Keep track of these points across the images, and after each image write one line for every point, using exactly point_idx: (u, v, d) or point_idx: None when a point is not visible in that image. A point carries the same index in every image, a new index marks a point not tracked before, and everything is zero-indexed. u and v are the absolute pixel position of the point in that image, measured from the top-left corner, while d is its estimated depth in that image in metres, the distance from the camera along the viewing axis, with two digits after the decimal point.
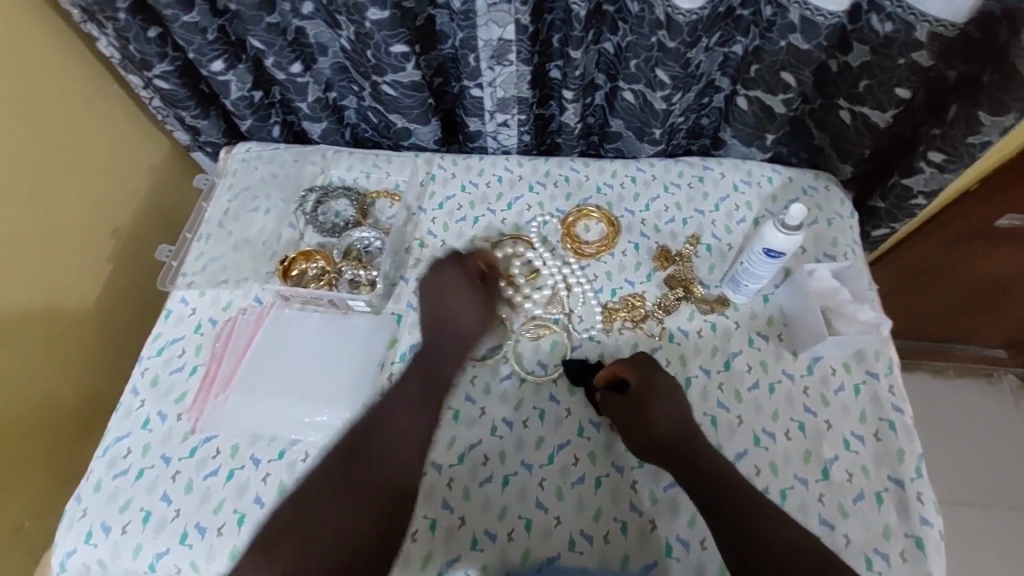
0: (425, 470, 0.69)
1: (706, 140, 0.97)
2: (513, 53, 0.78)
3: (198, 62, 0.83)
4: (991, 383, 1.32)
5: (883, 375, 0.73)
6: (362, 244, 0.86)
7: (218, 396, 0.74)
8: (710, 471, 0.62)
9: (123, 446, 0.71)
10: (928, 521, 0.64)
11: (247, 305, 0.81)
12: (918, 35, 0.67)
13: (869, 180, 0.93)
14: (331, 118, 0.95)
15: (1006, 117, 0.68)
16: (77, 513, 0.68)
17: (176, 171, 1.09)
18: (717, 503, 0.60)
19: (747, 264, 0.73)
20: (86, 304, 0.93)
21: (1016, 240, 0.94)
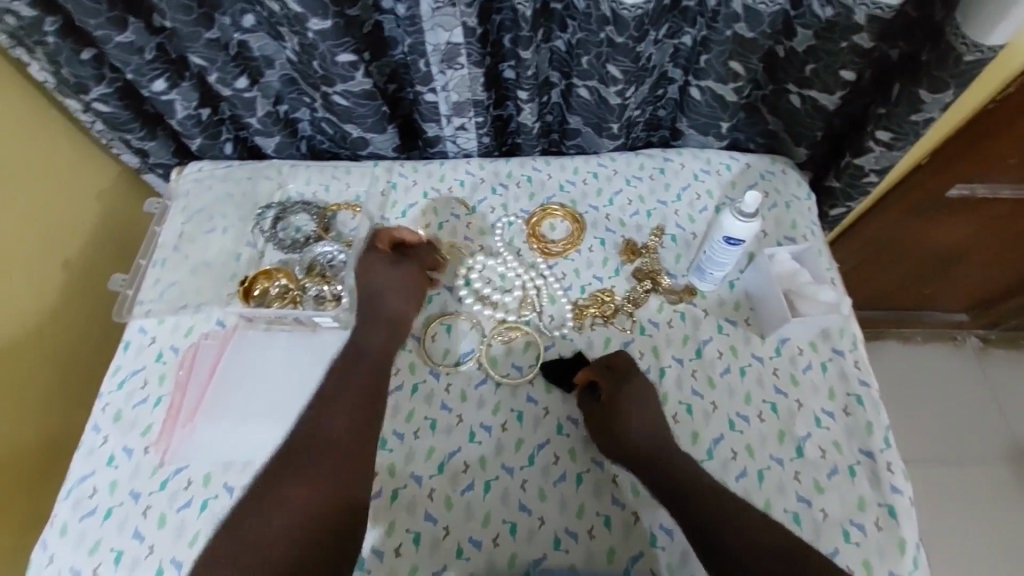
0: (405, 483, 0.68)
1: (665, 131, 0.98)
2: (464, 56, 0.77)
3: (138, 83, 0.80)
4: (955, 345, 1.37)
5: (849, 351, 0.74)
6: (325, 258, 0.83)
7: (185, 425, 0.72)
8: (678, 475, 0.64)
9: (88, 486, 0.69)
10: (898, 489, 0.66)
11: (210, 329, 0.79)
12: (857, 18, 0.68)
13: (824, 161, 0.95)
14: (284, 131, 0.93)
15: (946, 94, 0.70)
16: (43, 560, 0.65)
17: (125, 194, 1.06)
18: (691, 508, 0.61)
19: (709, 252, 0.74)
20: (39, 340, 0.89)
21: (964, 211, 0.97)
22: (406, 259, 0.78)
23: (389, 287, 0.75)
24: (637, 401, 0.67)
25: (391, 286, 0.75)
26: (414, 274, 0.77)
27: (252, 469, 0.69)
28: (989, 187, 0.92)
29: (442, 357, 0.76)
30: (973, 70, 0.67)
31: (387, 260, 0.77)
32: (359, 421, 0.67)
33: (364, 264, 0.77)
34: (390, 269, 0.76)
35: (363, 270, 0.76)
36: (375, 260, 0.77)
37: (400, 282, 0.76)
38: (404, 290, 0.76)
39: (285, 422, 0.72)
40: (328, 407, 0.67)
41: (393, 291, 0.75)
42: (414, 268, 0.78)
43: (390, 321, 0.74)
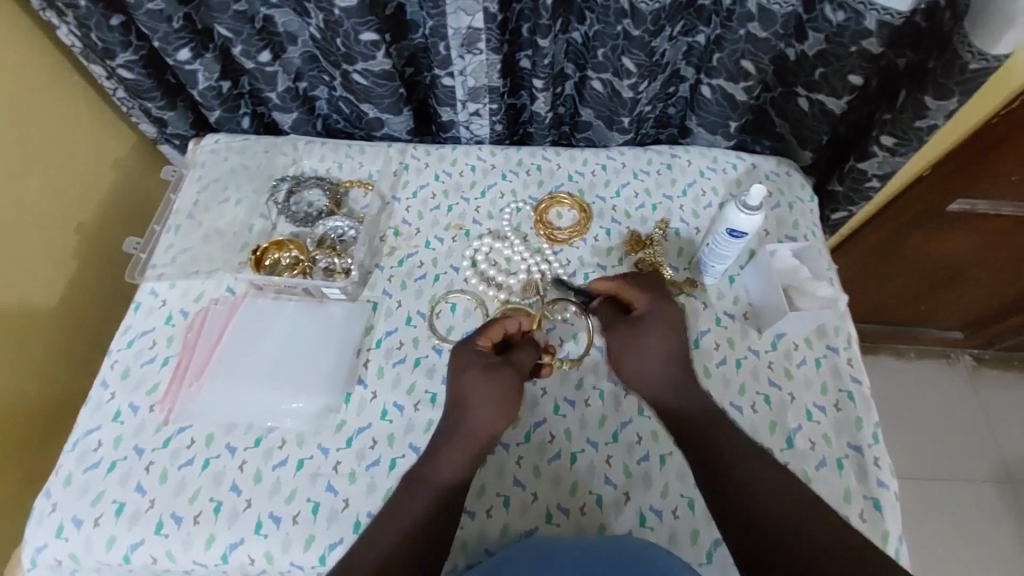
0: (403, 453, 0.70)
1: (674, 129, 1.01)
2: (483, 42, 0.79)
3: (164, 51, 0.82)
4: (949, 362, 1.39)
5: (843, 349, 0.76)
6: (336, 233, 0.86)
7: (191, 386, 0.73)
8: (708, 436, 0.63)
9: (93, 439, 0.70)
10: (884, 484, 0.68)
11: (220, 295, 0.81)
12: (868, 23, 0.70)
13: (829, 166, 0.97)
14: (302, 108, 0.95)
15: (950, 102, 0.72)
16: (46, 508, 0.67)
17: (142, 164, 1.08)
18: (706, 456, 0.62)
19: (712, 244, 0.75)
20: (49, 299, 0.91)
21: (963, 228, 0.99)
22: (504, 369, 0.66)
23: (476, 397, 0.65)
24: (660, 326, 0.69)
25: (479, 396, 0.65)
26: (508, 392, 0.65)
27: (254, 432, 0.71)
28: (989, 202, 0.93)
29: (445, 333, 0.78)
30: (977, 78, 0.69)
31: (481, 360, 0.67)
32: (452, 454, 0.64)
33: (457, 359, 0.68)
34: (481, 376, 0.65)
35: (455, 367, 0.67)
36: (471, 360, 0.67)
37: (490, 393, 0.65)
38: (498, 413, 0.64)
39: (289, 388, 0.73)
40: (410, 511, 0.61)
41: (479, 410, 0.64)
42: (511, 382, 0.66)
43: (472, 442, 0.64)
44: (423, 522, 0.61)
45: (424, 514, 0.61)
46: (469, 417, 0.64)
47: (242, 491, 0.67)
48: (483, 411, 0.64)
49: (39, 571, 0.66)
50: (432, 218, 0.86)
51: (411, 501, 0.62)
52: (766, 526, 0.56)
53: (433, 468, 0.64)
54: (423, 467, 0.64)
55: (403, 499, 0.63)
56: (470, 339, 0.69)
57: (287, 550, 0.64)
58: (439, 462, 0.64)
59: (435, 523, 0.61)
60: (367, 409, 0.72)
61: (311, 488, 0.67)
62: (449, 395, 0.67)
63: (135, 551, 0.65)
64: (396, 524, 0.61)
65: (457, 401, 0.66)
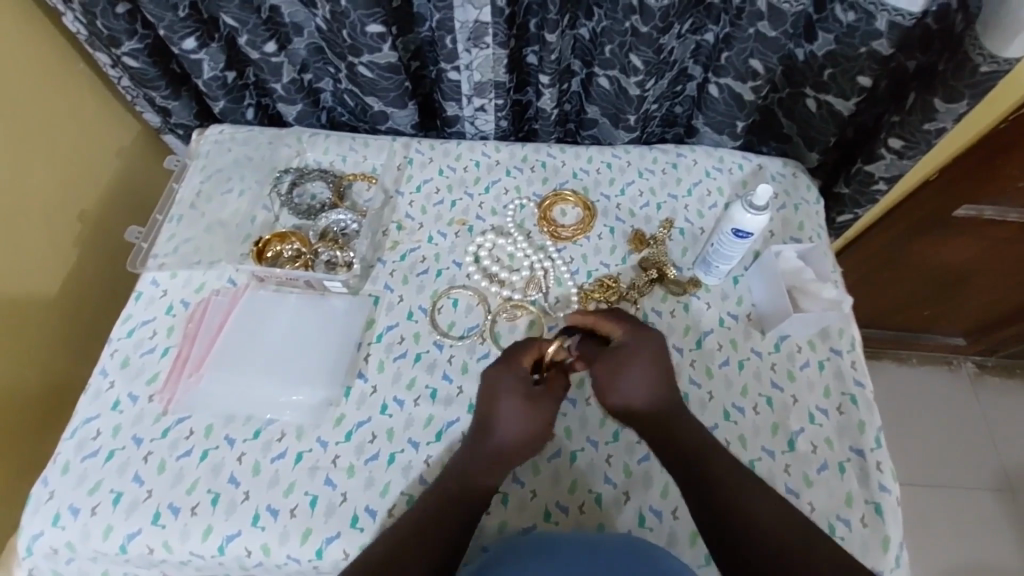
0: (402, 447, 0.69)
1: (680, 128, 1.01)
2: (490, 36, 0.79)
3: (169, 40, 0.81)
4: (951, 369, 1.38)
5: (846, 352, 0.76)
6: (338, 226, 0.85)
7: (191, 376, 0.73)
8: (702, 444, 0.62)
9: (91, 428, 0.70)
10: (886, 488, 0.68)
11: (221, 286, 0.80)
12: (878, 24, 0.70)
13: (835, 168, 0.97)
14: (306, 100, 0.95)
15: (959, 104, 0.72)
16: (43, 496, 0.66)
17: (146, 153, 1.08)
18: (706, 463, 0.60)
19: (717, 244, 0.75)
20: (51, 287, 0.90)
21: (968, 233, 0.98)
22: (545, 400, 0.66)
23: (516, 425, 0.64)
24: (636, 363, 0.66)
25: (519, 424, 0.64)
26: (545, 423, 0.65)
27: (253, 424, 0.70)
28: (997, 209, 0.92)
29: (447, 328, 0.78)
30: (987, 81, 0.68)
31: (523, 386, 0.66)
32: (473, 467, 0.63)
33: (498, 380, 0.66)
34: (524, 405, 0.65)
35: (492, 388, 0.66)
36: (514, 385, 0.66)
37: (527, 418, 0.64)
38: (532, 441, 0.65)
39: (289, 380, 0.73)
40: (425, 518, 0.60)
41: (517, 437, 0.64)
42: (548, 413, 0.66)
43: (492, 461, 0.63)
44: (441, 534, 0.59)
45: (440, 523, 0.59)
46: (504, 443, 0.64)
47: (240, 483, 0.67)
48: (520, 439, 0.64)
49: (35, 559, 0.66)
50: (435, 213, 0.86)
51: (427, 510, 0.61)
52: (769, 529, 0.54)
53: (458, 485, 0.62)
54: (446, 485, 0.62)
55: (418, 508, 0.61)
56: (511, 360, 0.67)
57: (285, 543, 0.64)
58: (464, 481, 0.62)
59: (451, 535, 0.59)
60: (368, 403, 0.72)
61: (310, 482, 0.67)
62: (482, 417, 0.66)
63: (132, 541, 0.64)
64: (410, 527, 0.59)
65: (491, 424, 0.65)
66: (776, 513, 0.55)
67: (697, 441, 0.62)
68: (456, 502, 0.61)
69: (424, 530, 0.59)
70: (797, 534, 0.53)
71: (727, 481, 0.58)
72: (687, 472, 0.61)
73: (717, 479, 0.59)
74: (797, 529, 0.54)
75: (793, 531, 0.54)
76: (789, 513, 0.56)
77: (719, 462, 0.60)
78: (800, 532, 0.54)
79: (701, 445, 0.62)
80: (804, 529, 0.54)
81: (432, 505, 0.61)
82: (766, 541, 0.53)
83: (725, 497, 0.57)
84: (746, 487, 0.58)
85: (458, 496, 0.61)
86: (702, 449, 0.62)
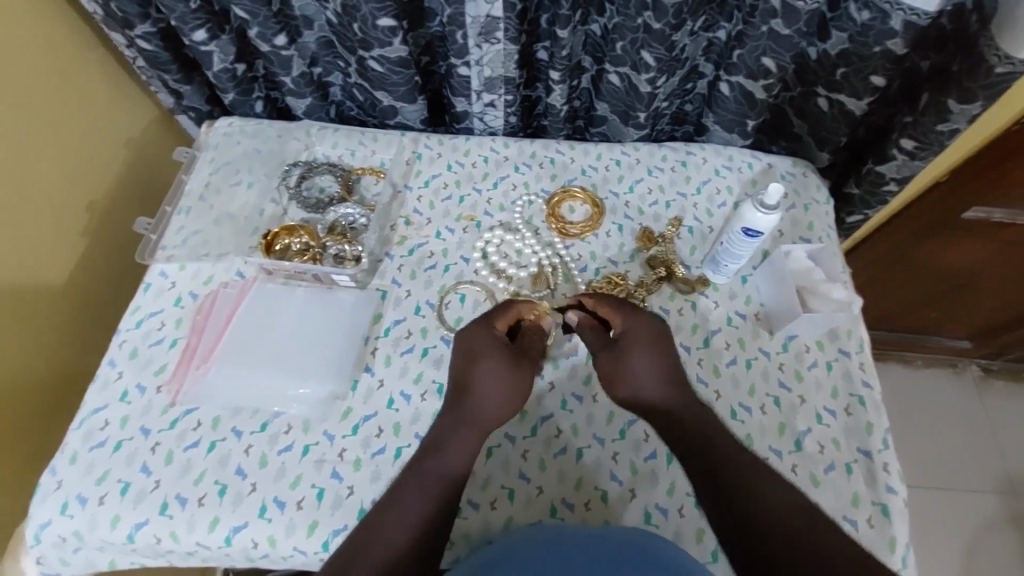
0: (408, 442, 0.69)
1: (689, 126, 1.00)
2: (501, 31, 0.78)
3: (180, 30, 0.81)
4: (956, 373, 1.38)
5: (855, 353, 0.75)
6: (347, 220, 0.86)
7: (199, 368, 0.73)
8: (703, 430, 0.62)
9: (100, 418, 0.70)
10: (893, 489, 0.67)
11: (230, 279, 0.81)
12: (893, 24, 0.69)
13: (845, 168, 0.96)
14: (316, 94, 0.95)
15: (974, 105, 0.71)
16: (51, 485, 0.67)
17: (153, 145, 1.08)
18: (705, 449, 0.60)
19: (726, 244, 0.74)
20: (59, 276, 0.90)
21: (979, 235, 0.97)
22: (525, 359, 0.67)
23: (500, 392, 0.64)
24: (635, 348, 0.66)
25: (503, 389, 0.65)
26: (527, 382, 0.67)
27: (260, 417, 0.70)
28: (1007, 211, 0.91)
29: (454, 324, 0.78)
30: (1003, 82, 0.68)
31: (502, 348, 0.66)
32: (459, 446, 0.63)
33: (475, 343, 0.66)
34: (507, 366, 0.65)
35: (473, 357, 0.66)
36: (495, 348, 0.66)
37: (504, 390, 0.65)
38: (513, 407, 0.66)
39: (297, 373, 0.73)
40: (416, 504, 0.59)
41: (500, 404, 0.64)
42: (530, 372, 0.67)
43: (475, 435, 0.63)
44: (434, 516, 0.59)
45: (430, 502, 0.59)
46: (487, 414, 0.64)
47: (247, 475, 0.67)
48: (502, 403, 0.65)
49: (43, 548, 0.66)
50: (443, 208, 0.86)
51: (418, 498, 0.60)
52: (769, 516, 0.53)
53: (443, 462, 0.62)
54: (431, 458, 0.62)
55: (406, 492, 0.60)
56: (489, 321, 0.68)
57: (291, 535, 0.64)
58: (449, 455, 0.62)
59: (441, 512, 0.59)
60: (374, 397, 0.72)
61: (316, 474, 0.67)
62: (462, 377, 0.66)
63: (139, 531, 0.65)
64: (406, 510, 0.59)
65: (472, 388, 0.65)
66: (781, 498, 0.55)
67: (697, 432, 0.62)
68: (443, 476, 0.61)
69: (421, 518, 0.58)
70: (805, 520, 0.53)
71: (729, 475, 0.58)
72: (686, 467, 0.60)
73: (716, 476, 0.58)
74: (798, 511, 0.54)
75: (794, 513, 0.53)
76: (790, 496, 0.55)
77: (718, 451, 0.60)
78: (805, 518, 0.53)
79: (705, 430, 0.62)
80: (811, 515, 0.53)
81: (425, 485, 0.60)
82: (770, 527, 0.53)
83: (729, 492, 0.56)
84: (750, 472, 0.57)
85: (444, 470, 0.61)
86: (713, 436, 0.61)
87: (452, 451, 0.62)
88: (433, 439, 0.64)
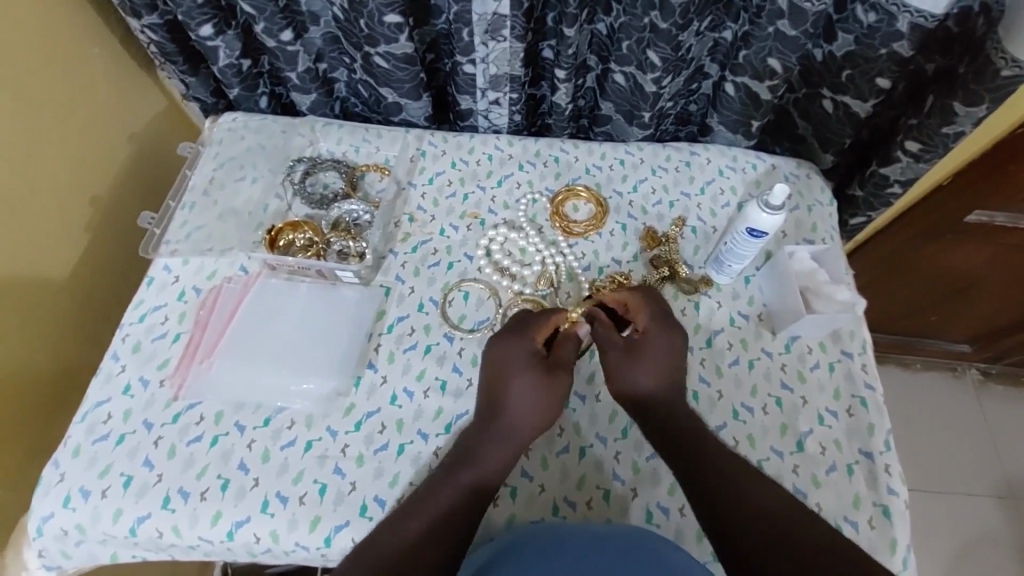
0: (411, 438, 0.69)
1: (693, 127, 1.01)
2: (507, 29, 0.78)
3: (186, 25, 0.82)
4: (955, 376, 1.38)
5: (857, 355, 0.76)
6: (350, 216, 0.86)
7: (202, 362, 0.73)
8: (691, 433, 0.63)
9: (103, 411, 0.70)
10: (894, 491, 0.68)
11: (233, 273, 0.81)
12: (900, 26, 0.69)
13: (849, 170, 0.96)
14: (320, 90, 0.95)
15: (980, 108, 0.72)
16: (54, 478, 0.67)
17: (156, 139, 1.08)
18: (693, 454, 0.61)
19: (730, 244, 0.74)
20: (61, 270, 0.90)
21: (982, 238, 0.97)
22: (561, 369, 0.66)
23: (533, 401, 0.64)
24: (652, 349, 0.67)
25: (536, 398, 0.64)
26: (563, 393, 0.66)
27: (263, 412, 0.71)
28: (1009, 215, 0.91)
29: (457, 321, 0.78)
30: (1009, 85, 0.68)
31: (534, 360, 0.66)
32: (496, 455, 0.63)
33: (508, 357, 0.66)
34: (538, 378, 0.65)
35: (507, 368, 0.66)
36: (526, 361, 0.66)
37: (542, 401, 0.64)
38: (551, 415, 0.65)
39: (300, 369, 0.73)
40: (446, 504, 0.60)
41: (532, 412, 0.64)
42: (566, 383, 0.66)
43: (512, 444, 0.63)
44: (463, 517, 0.59)
45: (459, 507, 0.60)
46: (522, 423, 0.64)
47: (250, 470, 0.67)
48: (541, 415, 0.64)
49: (44, 540, 0.66)
50: (447, 205, 0.86)
51: (446, 498, 0.60)
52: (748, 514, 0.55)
53: (477, 467, 0.62)
54: (466, 464, 0.62)
55: (435, 494, 0.61)
56: (524, 332, 0.68)
57: (293, 530, 0.64)
58: (484, 461, 0.62)
59: (468, 518, 0.59)
60: (377, 393, 0.72)
61: (319, 470, 0.67)
62: (496, 387, 0.66)
63: (141, 525, 0.65)
64: (432, 514, 0.59)
65: (506, 397, 0.65)
66: (761, 496, 0.56)
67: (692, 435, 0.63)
68: (474, 484, 0.61)
69: (445, 515, 0.59)
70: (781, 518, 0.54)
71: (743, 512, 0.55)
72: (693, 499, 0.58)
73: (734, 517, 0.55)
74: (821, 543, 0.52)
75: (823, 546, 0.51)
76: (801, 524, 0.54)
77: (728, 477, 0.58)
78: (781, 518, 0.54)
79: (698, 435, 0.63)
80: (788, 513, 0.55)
81: (454, 490, 0.61)
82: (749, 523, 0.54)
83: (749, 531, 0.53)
84: (736, 474, 0.59)
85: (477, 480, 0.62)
86: (703, 442, 0.62)
87: (486, 460, 0.62)
88: (465, 445, 0.64)
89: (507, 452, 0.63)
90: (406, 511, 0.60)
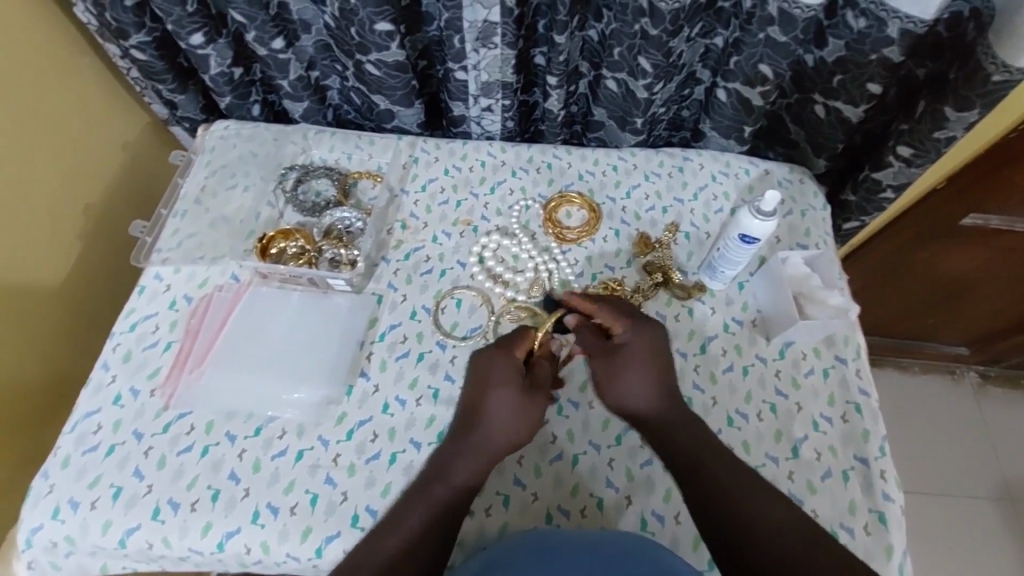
0: (403, 447, 0.69)
1: (686, 132, 1.01)
2: (498, 36, 0.78)
3: (177, 35, 0.81)
4: (953, 378, 1.38)
5: (851, 360, 0.75)
6: (343, 224, 0.86)
7: (193, 372, 0.73)
8: (683, 430, 0.63)
9: (93, 422, 0.70)
10: (890, 497, 0.67)
11: (224, 282, 0.81)
12: (890, 31, 0.69)
13: (842, 173, 0.96)
14: (313, 97, 0.95)
15: (971, 113, 0.71)
16: (43, 489, 0.66)
17: (151, 147, 1.08)
18: (685, 446, 0.62)
19: (723, 250, 0.74)
20: (54, 279, 0.90)
21: (978, 240, 0.97)
22: (538, 391, 0.67)
23: (509, 416, 0.64)
24: (636, 364, 0.66)
25: (513, 414, 0.64)
26: (541, 413, 0.66)
27: (254, 421, 0.70)
28: (1003, 218, 0.91)
29: (450, 328, 0.77)
30: (999, 90, 0.68)
31: (513, 378, 0.66)
32: (470, 469, 0.62)
33: (489, 372, 0.66)
34: (515, 391, 0.65)
35: (486, 385, 0.66)
36: (505, 375, 0.66)
37: (517, 418, 0.64)
38: (526, 432, 0.65)
39: (291, 378, 0.73)
40: (421, 519, 0.60)
41: (510, 430, 0.64)
42: (543, 404, 0.66)
43: (485, 459, 0.63)
44: (435, 533, 0.59)
45: (432, 524, 0.60)
46: (495, 439, 0.63)
47: (240, 480, 0.66)
48: (515, 430, 0.64)
49: (34, 552, 0.66)
50: (440, 213, 0.86)
51: (418, 514, 0.60)
52: (722, 488, 0.58)
53: (453, 481, 0.62)
54: (438, 481, 0.62)
55: (405, 512, 0.61)
56: (506, 348, 0.68)
57: (284, 541, 0.64)
58: (456, 478, 0.62)
59: (442, 533, 0.59)
60: (369, 402, 0.72)
61: (311, 480, 0.67)
62: (473, 401, 0.66)
63: (131, 536, 0.64)
64: (405, 532, 0.59)
65: (483, 410, 0.65)
66: (734, 473, 0.59)
67: (692, 440, 0.62)
68: (447, 500, 0.61)
69: (415, 537, 0.59)
70: (751, 488, 0.58)
71: (732, 478, 0.59)
72: (672, 455, 0.62)
73: (715, 465, 0.60)
74: (813, 530, 0.54)
75: (788, 518, 0.55)
76: (793, 511, 0.56)
77: (712, 454, 0.61)
78: (750, 489, 0.58)
79: (683, 434, 0.63)
80: (756, 486, 0.58)
81: (426, 505, 0.61)
82: (726, 493, 0.58)
83: (733, 494, 0.58)
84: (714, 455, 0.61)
85: (449, 495, 0.61)
86: (690, 432, 0.63)
87: (457, 475, 0.62)
88: (440, 460, 0.64)
89: (480, 466, 0.63)
90: (380, 528, 0.60)
